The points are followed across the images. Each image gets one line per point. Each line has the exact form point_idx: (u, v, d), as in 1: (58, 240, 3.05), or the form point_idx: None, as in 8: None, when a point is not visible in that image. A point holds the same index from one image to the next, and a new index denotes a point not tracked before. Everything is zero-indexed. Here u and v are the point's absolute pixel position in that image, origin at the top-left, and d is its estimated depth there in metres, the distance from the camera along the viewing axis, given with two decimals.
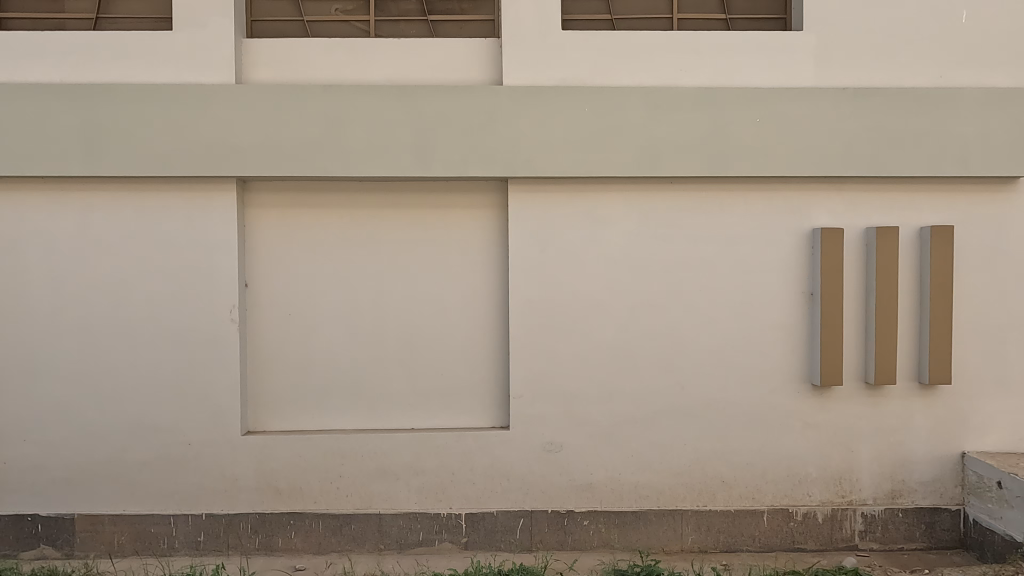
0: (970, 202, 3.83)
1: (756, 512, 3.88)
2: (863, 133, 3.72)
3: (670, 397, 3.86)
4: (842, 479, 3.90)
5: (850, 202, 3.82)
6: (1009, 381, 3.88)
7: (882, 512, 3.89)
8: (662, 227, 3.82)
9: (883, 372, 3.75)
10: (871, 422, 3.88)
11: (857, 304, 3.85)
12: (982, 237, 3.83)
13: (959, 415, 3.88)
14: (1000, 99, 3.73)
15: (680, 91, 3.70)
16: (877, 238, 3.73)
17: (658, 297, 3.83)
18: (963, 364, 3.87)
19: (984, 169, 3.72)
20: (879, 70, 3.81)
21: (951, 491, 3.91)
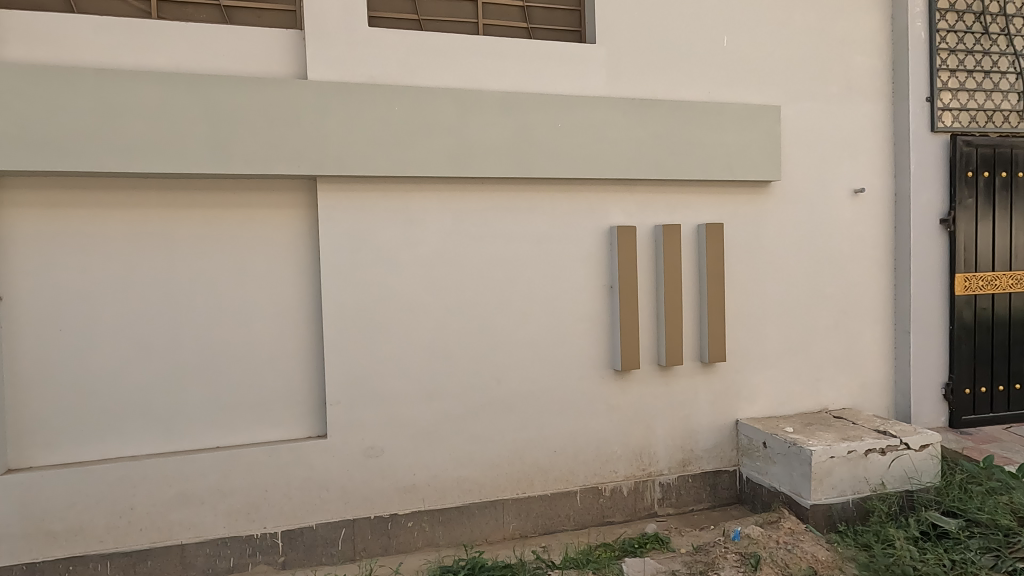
0: (735, 202, 4.41)
1: (570, 493, 4.13)
2: (650, 139, 4.12)
3: (488, 392, 3.97)
4: (642, 454, 4.29)
5: (641, 202, 4.22)
6: (768, 356, 4.54)
7: (675, 480, 4.35)
8: (475, 226, 3.91)
9: (672, 354, 4.19)
10: (665, 399, 4.32)
11: (649, 295, 4.26)
12: (743, 233, 4.44)
13: (732, 387, 4.46)
14: (754, 114, 4.35)
15: (487, 94, 3.82)
16: (664, 235, 4.15)
17: (473, 294, 3.92)
18: (733, 343, 4.45)
19: (745, 173, 4.31)
20: (660, 83, 4.25)
21: (728, 454, 4.48)
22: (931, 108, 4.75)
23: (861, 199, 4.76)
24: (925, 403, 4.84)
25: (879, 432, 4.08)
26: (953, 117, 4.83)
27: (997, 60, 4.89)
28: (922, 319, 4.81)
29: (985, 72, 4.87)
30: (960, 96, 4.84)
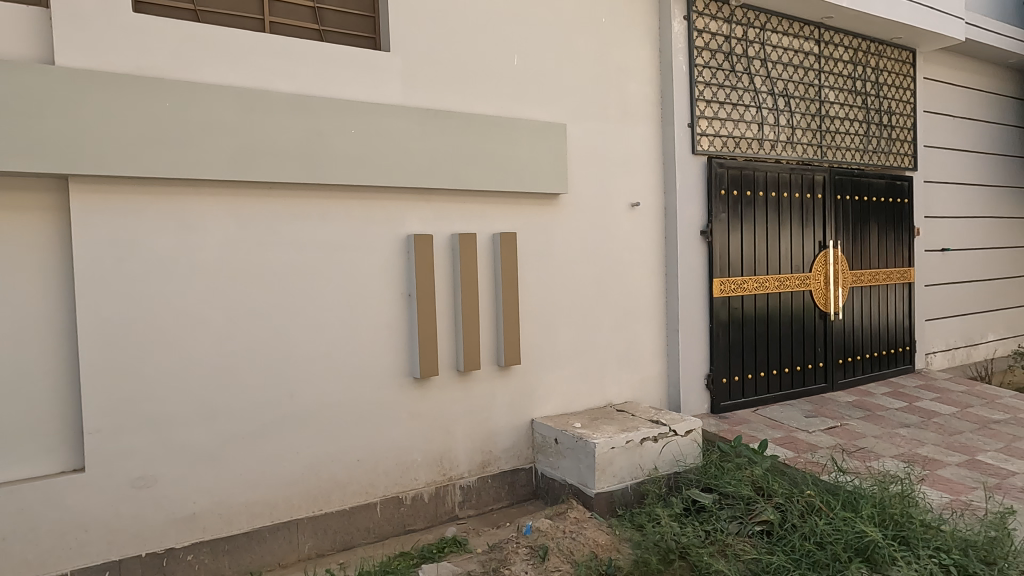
0: (528, 213, 4.65)
1: (369, 505, 4.06)
2: (445, 149, 4.21)
3: (279, 407, 3.77)
4: (442, 459, 4.34)
5: (437, 210, 4.29)
6: (559, 357, 4.85)
7: (476, 482, 4.46)
8: (262, 233, 3.70)
9: (470, 359, 4.31)
10: (465, 403, 4.42)
11: (447, 302, 4.33)
12: (535, 242, 4.69)
13: (528, 388, 4.69)
14: (542, 130, 4.63)
15: (274, 95, 3.64)
16: (460, 244, 4.26)
17: (262, 305, 3.71)
18: (527, 347, 4.68)
19: (535, 186, 4.57)
20: (455, 95, 4.35)
21: (525, 452, 4.69)
22: (691, 133, 5.41)
23: (637, 212, 5.28)
24: (691, 393, 5.48)
25: (653, 421, 4.54)
26: (709, 141, 5.53)
27: (741, 95, 5.72)
28: (688, 318, 5.45)
29: (732, 105, 5.67)
30: (715, 123, 5.57)
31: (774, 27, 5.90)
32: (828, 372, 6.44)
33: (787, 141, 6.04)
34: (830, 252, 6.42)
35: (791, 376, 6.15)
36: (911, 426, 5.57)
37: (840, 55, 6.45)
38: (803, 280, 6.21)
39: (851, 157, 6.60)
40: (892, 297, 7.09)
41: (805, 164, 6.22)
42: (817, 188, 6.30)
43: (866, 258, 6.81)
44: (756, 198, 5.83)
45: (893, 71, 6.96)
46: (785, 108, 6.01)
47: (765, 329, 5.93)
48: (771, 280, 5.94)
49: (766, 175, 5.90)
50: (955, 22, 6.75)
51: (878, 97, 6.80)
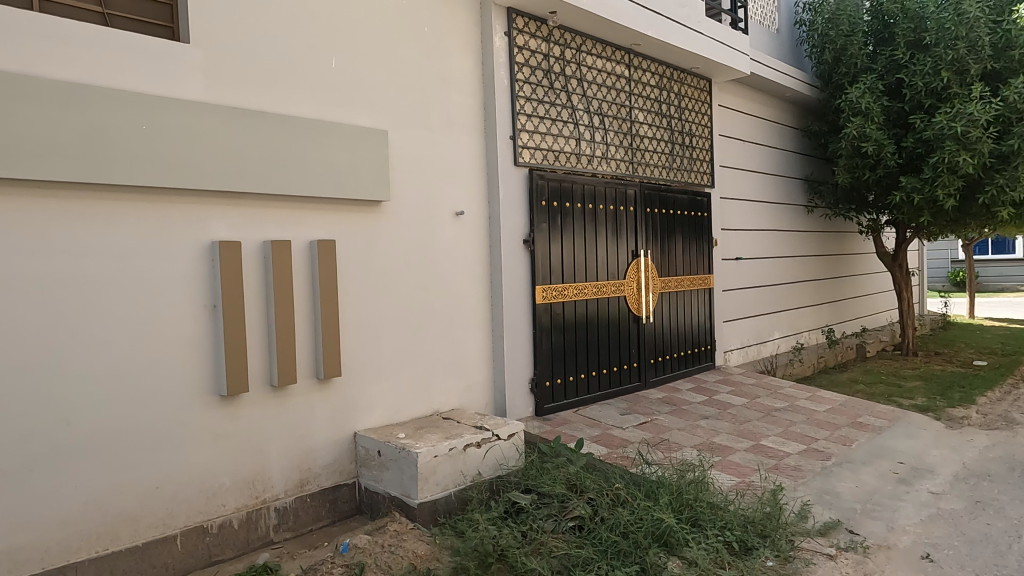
0: (348, 220, 4.52)
1: (167, 538, 3.69)
2: (254, 151, 3.98)
3: (52, 436, 3.31)
4: (254, 481, 4.07)
5: (247, 216, 4.03)
6: (383, 367, 4.75)
7: (292, 502, 4.24)
8: (29, 238, 3.23)
9: (284, 373, 4.09)
10: (279, 420, 4.18)
11: (259, 313, 4.08)
12: (356, 250, 4.57)
13: (349, 401, 4.54)
14: (362, 136, 4.54)
15: (43, 82, 3.21)
16: (273, 252, 4.04)
17: (29, 321, 3.24)
18: (348, 358, 4.54)
19: (355, 192, 4.46)
20: (266, 95, 4.13)
21: (347, 467, 4.54)
22: (513, 145, 5.60)
23: (461, 220, 5.34)
24: (516, 397, 5.64)
25: (476, 427, 4.60)
26: (530, 154, 5.76)
27: (560, 111, 6.03)
28: (512, 324, 5.61)
29: (552, 120, 5.95)
30: (535, 137, 5.81)
31: (589, 49, 6.29)
32: (641, 371, 6.96)
33: (602, 157, 6.45)
34: (641, 261, 6.95)
35: (608, 376, 6.56)
36: (709, 418, 6.17)
37: (647, 80, 7.03)
38: (618, 286, 6.66)
39: (658, 173, 7.20)
40: (695, 301, 7.83)
41: (618, 178, 6.69)
42: (629, 201, 6.81)
43: (672, 266, 7.46)
44: (574, 209, 6.17)
45: (693, 97, 7.72)
46: (599, 126, 6.43)
47: (585, 333, 6.28)
48: (589, 287, 6.30)
49: (583, 188, 6.27)
50: (742, 57, 7.64)
51: (681, 120, 7.49)
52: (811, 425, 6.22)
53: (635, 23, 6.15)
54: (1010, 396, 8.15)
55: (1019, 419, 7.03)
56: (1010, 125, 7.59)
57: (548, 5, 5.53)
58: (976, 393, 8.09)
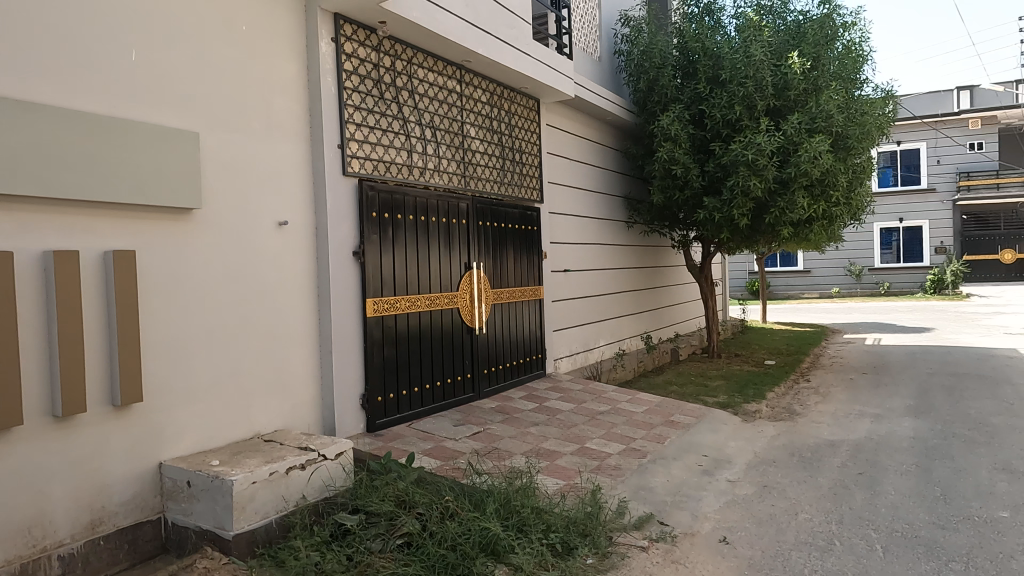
0: (152, 229, 4.11)
1: None
2: (32, 149, 3.49)
3: None
4: (31, 528, 3.52)
5: (23, 222, 3.50)
6: (194, 390, 4.36)
7: (81, 547, 3.73)
8: None
9: (71, 401, 3.60)
10: (65, 456, 3.66)
11: (37, 333, 3.56)
12: (162, 262, 4.16)
13: (153, 429, 4.10)
14: (167, 138, 4.17)
15: None
16: (55, 263, 3.55)
17: None
18: (152, 381, 4.11)
19: (159, 199, 4.07)
20: (48, 85, 3.63)
21: (151, 502, 4.08)
22: (342, 154, 5.44)
23: (285, 231, 5.08)
24: (347, 414, 5.45)
25: (300, 449, 4.36)
26: (360, 164, 5.63)
27: (391, 122, 5.96)
28: (341, 339, 5.43)
29: (382, 131, 5.87)
30: (365, 147, 5.69)
31: (420, 62, 6.30)
32: (475, 382, 7.05)
33: (434, 170, 6.48)
34: (474, 273, 7.06)
35: (442, 388, 6.57)
36: (539, 424, 6.40)
37: (478, 97, 7.19)
38: (451, 298, 6.71)
39: (490, 187, 7.38)
40: (526, 312, 8.10)
41: (450, 192, 6.75)
42: (462, 214, 6.90)
43: (504, 278, 7.67)
44: (406, 221, 6.12)
45: (523, 116, 8.02)
46: (431, 139, 6.46)
47: (418, 346, 6.24)
48: (422, 299, 6.28)
49: (415, 200, 6.25)
50: (566, 81, 8.09)
51: (511, 137, 7.75)
52: (631, 425, 6.68)
53: (465, 40, 6.26)
54: (792, 390, 9.37)
55: (798, 410, 8.09)
56: (788, 155, 8.75)
57: (377, 14, 5.46)
58: (766, 389, 9.19)
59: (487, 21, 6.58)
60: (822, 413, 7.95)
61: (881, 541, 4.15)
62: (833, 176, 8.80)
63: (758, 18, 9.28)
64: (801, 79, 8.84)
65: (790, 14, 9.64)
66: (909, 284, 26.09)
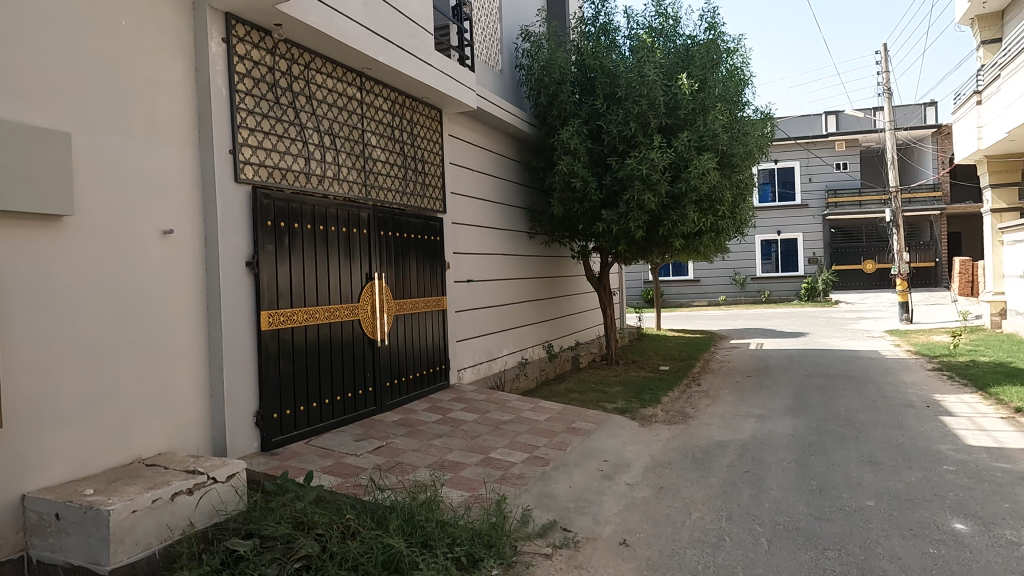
0: (13, 236, 3.72)
1: None
2: None
3: None
4: None
5: None
6: (63, 413, 3.98)
7: None
8: None
9: None
10: None
11: None
12: (26, 273, 3.78)
13: (14, 457, 3.69)
14: (32, 136, 3.80)
15: None
16: None
17: None
18: (13, 404, 3.71)
19: (23, 204, 3.70)
20: None
21: (11, 539, 3.64)
22: (234, 160, 5.18)
23: (170, 240, 4.75)
24: (239, 434, 5.17)
25: (188, 472, 4.08)
26: (254, 171, 5.39)
27: (287, 128, 5.76)
28: (233, 354, 5.14)
29: (277, 137, 5.65)
30: (259, 153, 5.45)
31: (318, 67, 6.13)
32: (377, 395, 6.90)
33: (333, 178, 6.31)
34: (375, 283, 6.92)
35: (343, 403, 6.37)
36: (443, 436, 6.35)
37: (380, 105, 7.09)
38: (351, 310, 6.54)
39: (391, 196, 7.28)
40: (430, 322, 8.03)
41: (351, 201, 6.60)
42: (363, 224, 6.76)
43: (407, 289, 7.57)
44: (304, 230, 5.91)
45: (425, 125, 7.98)
46: (330, 146, 6.29)
47: (316, 360, 6.02)
48: (321, 311, 6.08)
49: (314, 209, 6.05)
50: (468, 92, 8.13)
51: (413, 146, 7.68)
52: (534, 434, 6.76)
53: (366, 47, 6.16)
54: (684, 394, 9.84)
55: (690, 413, 8.50)
56: (679, 171, 9.22)
57: (272, 16, 5.27)
58: (661, 394, 9.59)
59: (388, 29, 6.50)
60: (712, 415, 8.39)
61: (766, 534, 4.43)
62: (720, 191, 9.37)
63: (650, 40, 9.76)
64: (690, 99, 9.36)
65: (679, 38, 10.21)
66: (786, 292, 28.16)
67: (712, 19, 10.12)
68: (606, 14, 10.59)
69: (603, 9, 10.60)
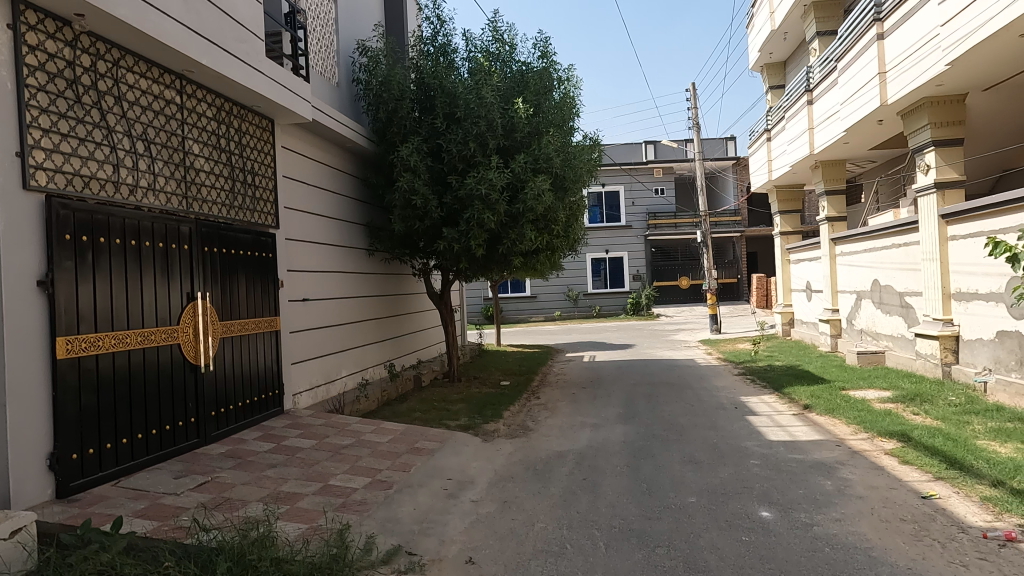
0: None
1: None
2: None
3: None
4: None
5: None
6: None
7: None
8: None
9: None
10: None
11: None
12: None
13: None
14: None
15: None
16: None
17: None
18: None
19: None
20: None
21: None
22: (23, 164, 4.50)
23: None
24: (27, 481, 4.44)
25: None
26: (48, 177, 4.71)
27: (90, 131, 5.12)
28: (20, 389, 4.43)
29: (78, 140, 5.00)
30: (54, 157, 4.79)
31: (129, 66, 5.53)
32: (200, 426, 6.31)
33: (148, 188, 5.72)
34: (198, 304, 6.36)
35: (159, 437, 5.75)
36: (276, 466, 5.93)
37: (203, 111, 6.56)
38: (170, 333, 5.94)
39: (216, 210, 6.74)
40: (261, 345, 7.53)
41: (169, 214, 6.02)
42: (183, 239, 6.21)
43: (235, 309, 7.04)
44: (112, 245, 5.28)
45: (255, 135, 7.50)
46: (144, 153, 5.69)
47: (127, 391, 5.37)
48: (132, 336, 5.45)
49: (124, 221, 5.44)
50: (303, 103, 7.80)
51: (242, 157, 7.19)
52: (376, 457, 6.56)
53: (187, 48, 5.69)
54: (524, 408, 10.11)
55: (531, 426, 8.73)
56: (517, 191, 9.54)
57: (72, 4, 4.68)
58: (503, 409, 9.76)
59: (213, 31, 6.06)
60: (551, 426, 8.71)
61: (603, 538, 4.65)
62: (554, 211, 9.84)
63: (488, 63, 10.05)
64: (526, 122, 9.76)
65: (515, 63, 10.62)
66: (615, 306, 30.15)
67: (545, 48, 10.65)
68: (444, 34, 10.73)
69: (441, 29, 10.73)
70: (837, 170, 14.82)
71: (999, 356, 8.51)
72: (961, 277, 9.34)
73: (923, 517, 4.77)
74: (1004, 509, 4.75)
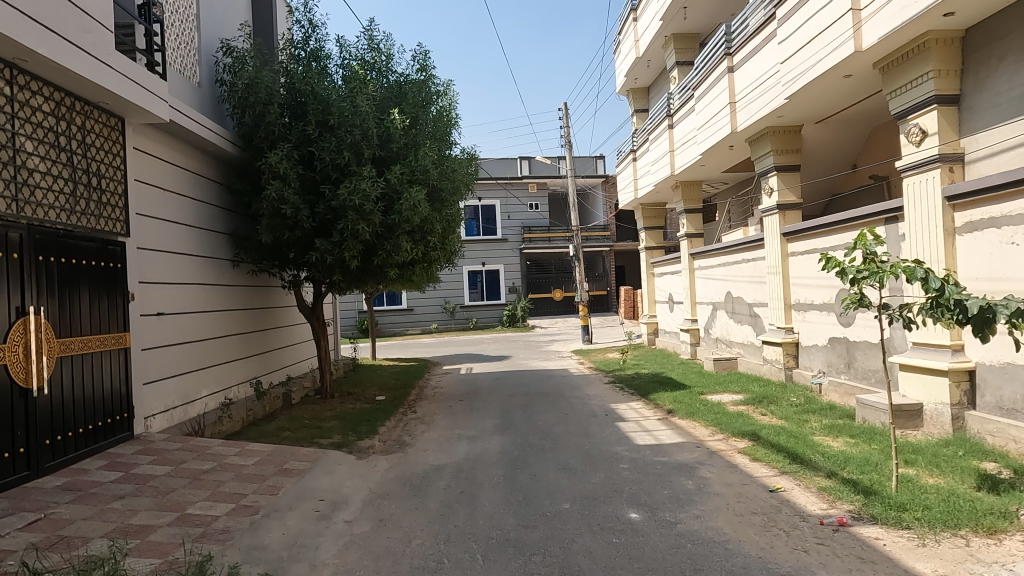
0: None
1: None
2: None
3: None
4: None
5: None
6: None
7: None
8: None
9: None
10: None
11: None
12: None
13: None
14: None
15: None
16: None
17: None
18: None
19: None
20: None
21: None
22: None
23: None
24: None
25: None
26: None
27: None
28: None
29: None
30: None
31: None
32: (32, 457, 5.61)
33: None
34: (29, 319, 5.66)
35: None
36: (124, 497, 5.40)
37: (38, 105, 5.89)
38: None
39: (53, 215, 6.05)
40: (107, 364, 6.85)
41: None
42: (12, 246, 5.55)
43: (76, 325, 6.35)
44: None
45: (102, 135, 6.85)
46: None
47: None
48: None
49: None
50: (160, 103, 7.23)
51: (86, 158, 6.52)
52: (240, 481, 6.15)
53: (20, 35, 5.10)
54: (400, 423, 9.92)
55: (407, 441, 8.59)
56: (392, 201, 9.40)
57: None
58: (378, 425, 9.53)
59: (52, 18, 5.47)
60: (427, 440, 8.61)
61: (480, 550, 4.66)
62: (431, 223, 9.80)
63: (363, 72, 9.87)
64: (402, 133, 9.68)
65: (391, 74, 10.50)
66: (491, 318, 30.51)
67: (423, 61, 10.63)
68: (316, 39, 10.40)
69: (314, 34, 10.40)
70: (695, 191, 15.96)
71: (830, 360, 9.53)
72: (800, 289, 10.35)
73: (770, 509, 5.22)
74: (836, 497, 5.31)
